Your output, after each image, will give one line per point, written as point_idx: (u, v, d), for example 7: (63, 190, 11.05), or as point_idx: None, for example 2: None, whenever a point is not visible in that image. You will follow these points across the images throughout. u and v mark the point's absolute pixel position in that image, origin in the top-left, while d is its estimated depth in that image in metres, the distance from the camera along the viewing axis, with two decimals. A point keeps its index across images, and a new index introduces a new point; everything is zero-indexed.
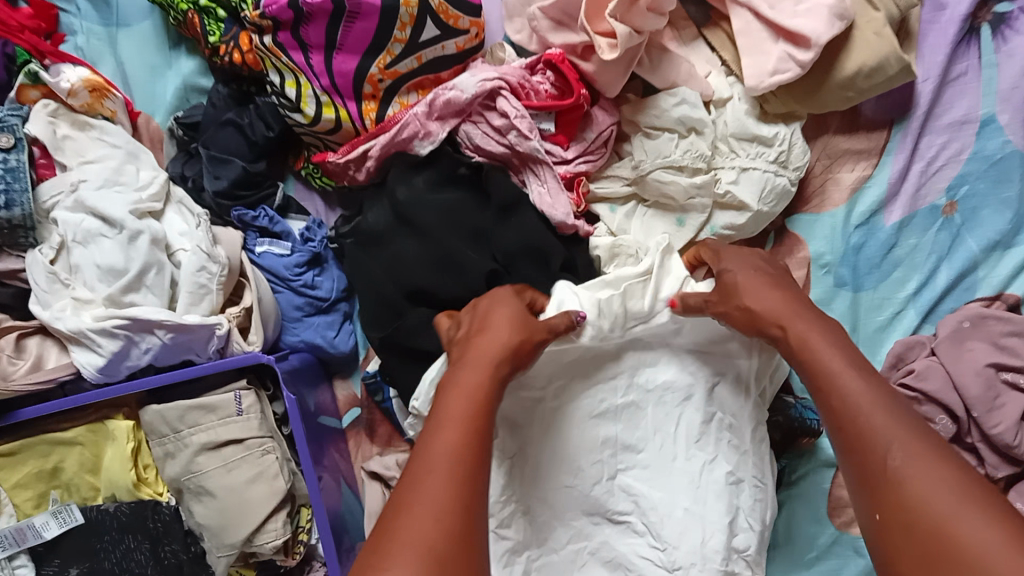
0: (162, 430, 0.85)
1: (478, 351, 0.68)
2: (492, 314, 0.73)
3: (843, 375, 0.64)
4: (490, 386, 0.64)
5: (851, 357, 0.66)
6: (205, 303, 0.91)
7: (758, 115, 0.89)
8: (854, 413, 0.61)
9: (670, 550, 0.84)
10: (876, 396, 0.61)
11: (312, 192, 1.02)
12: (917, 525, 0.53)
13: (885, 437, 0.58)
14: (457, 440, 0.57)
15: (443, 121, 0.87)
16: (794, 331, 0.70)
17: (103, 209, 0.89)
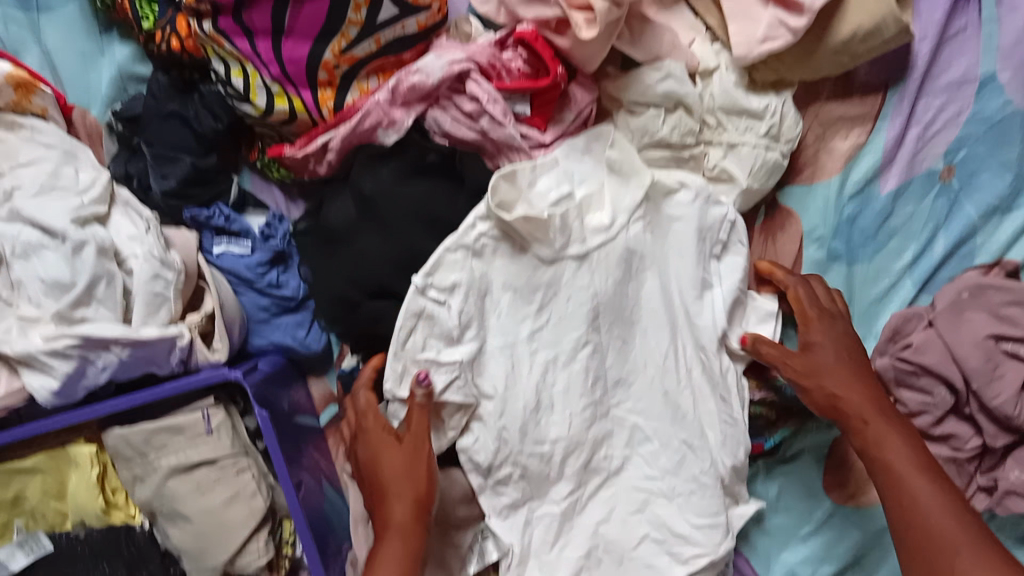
0: (128, 454, 0.80)
1: (383, 510, 0.77)
2: (382, 450, 0.80)
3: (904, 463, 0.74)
4: (409, 543, 0.75)
5: (926, 467, 0.73)
6: (163, 313, 0.84)
7: (747, 85, 0.84)
8: (921, 506, 0.70)
9: (667, 479, 0.92)
10: (941, 499, 0.71)
11: (269, 183, 0.94)
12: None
13: (953, 546, 0.67)
14: None
15: (407, 108, 0.81)
16: (864, 420, 0.77)
17: (43, 220, 0.82)
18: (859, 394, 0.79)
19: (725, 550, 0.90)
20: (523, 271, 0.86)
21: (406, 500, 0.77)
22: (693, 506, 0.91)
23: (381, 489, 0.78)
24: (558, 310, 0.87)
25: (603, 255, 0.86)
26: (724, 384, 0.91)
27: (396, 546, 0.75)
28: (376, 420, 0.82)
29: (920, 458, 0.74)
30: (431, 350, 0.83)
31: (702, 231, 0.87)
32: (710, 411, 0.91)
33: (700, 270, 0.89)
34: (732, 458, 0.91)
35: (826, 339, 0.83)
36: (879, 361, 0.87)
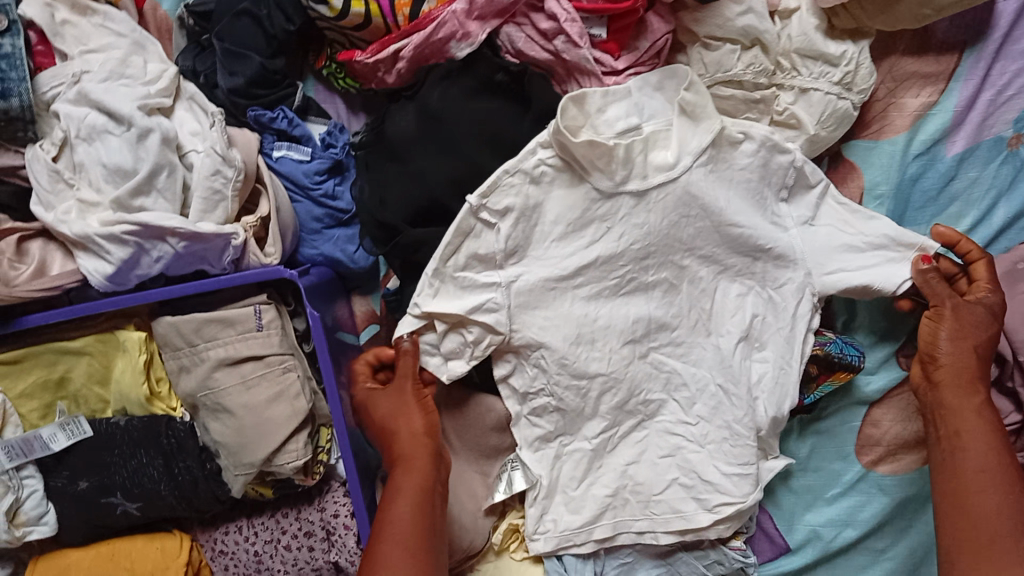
0: (177, 343, 0.80)
1: (403, 446, 0.81)
2: (376, 402, 0.85)
3: (990, 452, 0.78)
4: (429, 478, 0.79)
5: (1003, 456, 0.78)
6: (219, 211, 0.85)
7: (826, 31, 0.82)
8: (971, 464, 0.77)
9: (701, 425, 0.92)
10: (999, 464, 0.77)
11: (333, 93, 0.94)
12: (983, 550, 0.73)
13: (1017, 527, 0.73)
14: (402, 534, 0.75)
15: (484, 21, 0.80)
16: (956, 388, 0.81)
17: (109, 104, 0.82)
18: (962, 366, 0.81)
19: (753, 501, 0.90)
20: (577, 205, 0.84)
21: (409, 435, 0.81)
22: (725, 454, 0.91)
23: (388, 435, 0.82)
24: (606, 248, 0.86)
25: (664, 200, 0.84)
26: (790, 328, 0.89)
27: (414, 482, 0.78)
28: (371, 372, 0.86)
29: (1000, 451, 0.78)
30: (470, 270, 0.84)
31: (765, 174, 0.85)
32: (770, 359, 0.91)
33: (767, 215, 0.88)
34: (774, 409, 0.90)
35: (980, 313, 0.81)
36: None
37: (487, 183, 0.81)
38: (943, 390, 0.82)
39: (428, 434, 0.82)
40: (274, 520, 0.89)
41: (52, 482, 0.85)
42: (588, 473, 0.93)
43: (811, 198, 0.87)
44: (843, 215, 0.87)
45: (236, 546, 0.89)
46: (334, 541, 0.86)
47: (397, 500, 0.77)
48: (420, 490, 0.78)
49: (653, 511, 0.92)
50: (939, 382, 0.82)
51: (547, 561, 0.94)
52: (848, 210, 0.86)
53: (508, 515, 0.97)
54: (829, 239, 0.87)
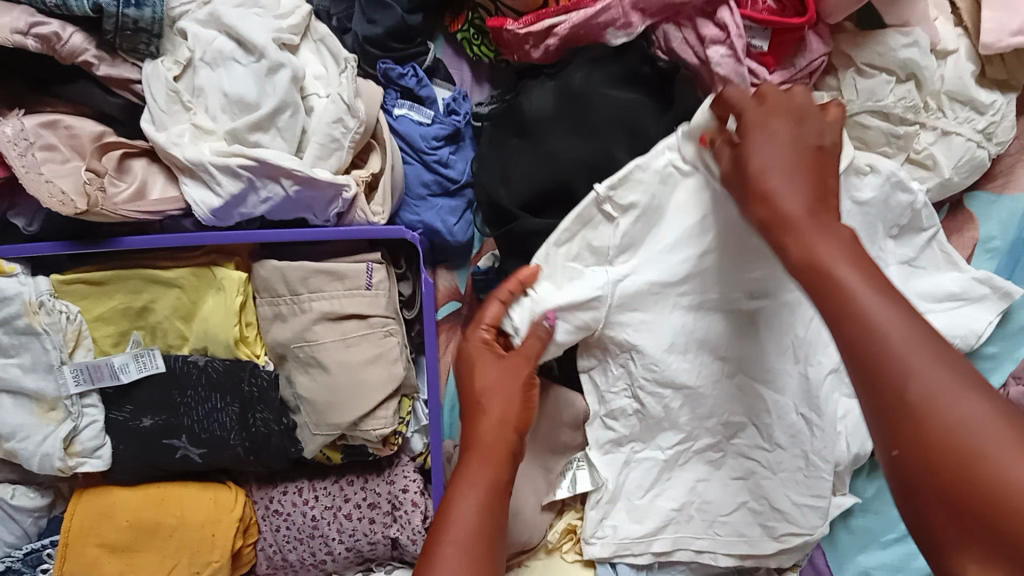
0: (279, 289, 0.77)
1: (486, 431, 0.69)
2: (479, 361, 0.73)
3: (851, 290, 0.50)
4: (502, 473, 0.68)
5: (891, 298, 0.49)
6: (333, 160, 0.82)
7: (977, 77, 0.82)
8: (878, 337, 0.47)
9: (776, 451, 0.86)
10: (877, 288, 0.50)
11: (461, 58, 0.91)
12: (944, 459, 0.44)
13: (904, 360, 0.46)
14: (473, 519, 0.64)
15: (646, 15, 0.79)
16: (785, 220, 0.56)
17: (243, 32, 0.79)
18: (799, 202, 0.56)
19: (820, 533, 0.85)
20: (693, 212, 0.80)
21: (497, 424, 0.69)
22: (797, 483, 0.85)
23: (475, 408, 0.70)
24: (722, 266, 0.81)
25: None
26: None
27: (487, 472, 0.67)
28: (484, 371, 0.72)
29: (866, 271, 0.51)
30: (580, 260, 0.82)
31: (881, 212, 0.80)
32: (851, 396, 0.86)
33: (874, 250, 0.81)
34: (860, 446, 0.86)
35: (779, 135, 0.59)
36: (1010, 389, 0.87)
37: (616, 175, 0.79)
38: (807, 237, 0.54)
39: (511, 444, 0.69)
40: (338, 487, 0.85)
41: (113, 415, 0.81)
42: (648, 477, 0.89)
43: (918, 241, 0.83)
44: (939, 261, 0.85)
45: (293, 508, 0.85)
46: (398, 517, 0.83)
47: (458, 501, 0.65)
48: (486, 499, 0.65)
49: (717, 532, 0.88)
50: (803, 229, 0.55)
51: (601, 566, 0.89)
52: (946, 258, 0.85)
53: (565, 514, 0.93)
54: (919, 284, 0.84)
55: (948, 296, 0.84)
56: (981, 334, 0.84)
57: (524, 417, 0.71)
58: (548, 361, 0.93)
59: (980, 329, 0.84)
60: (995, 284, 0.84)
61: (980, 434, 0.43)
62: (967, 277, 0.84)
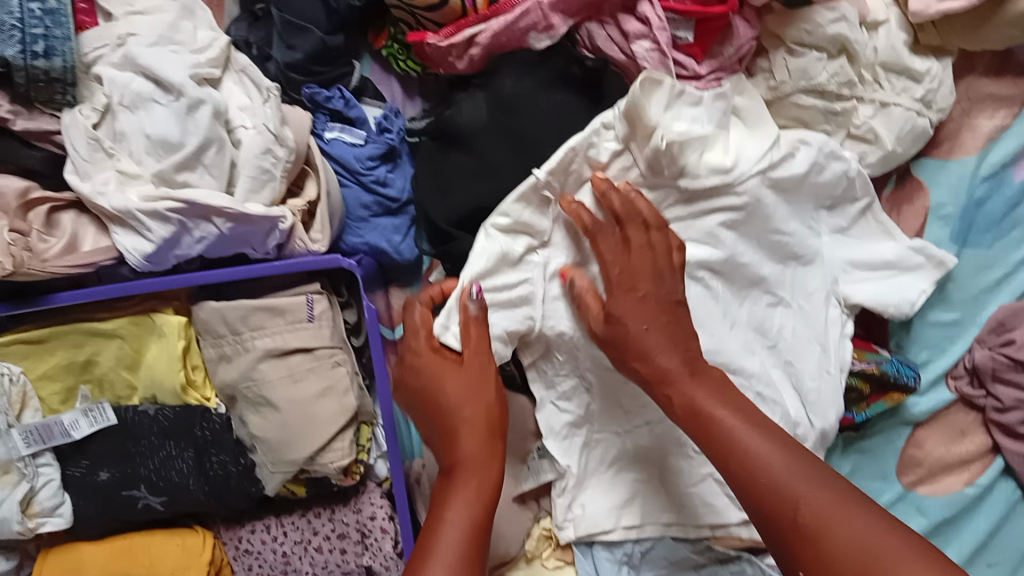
0: (220, 330, 0.75)
1: (462, 446, 0.68)
2: (442, 375, 0.71)
3: (739, 440, 0.61)
4: (485, 496, 0.66)
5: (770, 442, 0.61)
6: (266, 191, 0.80)
7: (910, 45, 0.80)
8: (777, 485, 0.57)
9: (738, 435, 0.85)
10: (761, 434, 0.61)
11: (390, 74, 0.89)
12: (841, 563, 0.53)
13: (792, 494, 0.57)
14: (455, 540, 0.63)
15: (566, 16, 0.77)
16: (670, 384, 0.66)
17: (159, 71, 0.77)
18: (678, 365, 0.66)
19: None
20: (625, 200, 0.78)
21: (481, 432, 0.68)
22: None
23: (449, 425, 0.69)
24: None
25: (732, 220, 0.80)
26: (823, 334, 0.84)
27: (470, 487, 0.66)
28: (452, 387, 0.70)
29: (746, 417, 0.62)
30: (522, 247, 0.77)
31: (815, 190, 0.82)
32: (808, 371, 0.84)
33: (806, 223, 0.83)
34: (821, 420, 0.83)
35: (633, 308, 0.68)
36: (977, 352, 0.88)
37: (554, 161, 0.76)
38: (689, 393, 0.65)
39: (491, 458, 0.68)
40: (305, 520, 0.84)
41: (70, 472, 0.79)
42: (618, 473, 0.89)
43: (852, 211, 0.84)
44: (873, 232, 0.85)
45: (262, 546, 0.84)
46: (369, 544, 0.83)
47: (450, 509, 0.64)
48: (475, 512, 0.65)
49: (684, 505, 0.87)
50: (689, 389, 0.65)
51: (577, 553, 0.90)
52: (881, 229, 0.85)
53: (540, 519, 0.93)
54: (854, 253, 0.85)
55: (883, 265, 0.85)
56: (913, 305, 0.84)
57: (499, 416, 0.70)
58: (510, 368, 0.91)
59: (912, 301, 0.84)
60: (929, 253, 0.84)
61: (881, 547, 0.52)
62: (904, 247, 0.84)
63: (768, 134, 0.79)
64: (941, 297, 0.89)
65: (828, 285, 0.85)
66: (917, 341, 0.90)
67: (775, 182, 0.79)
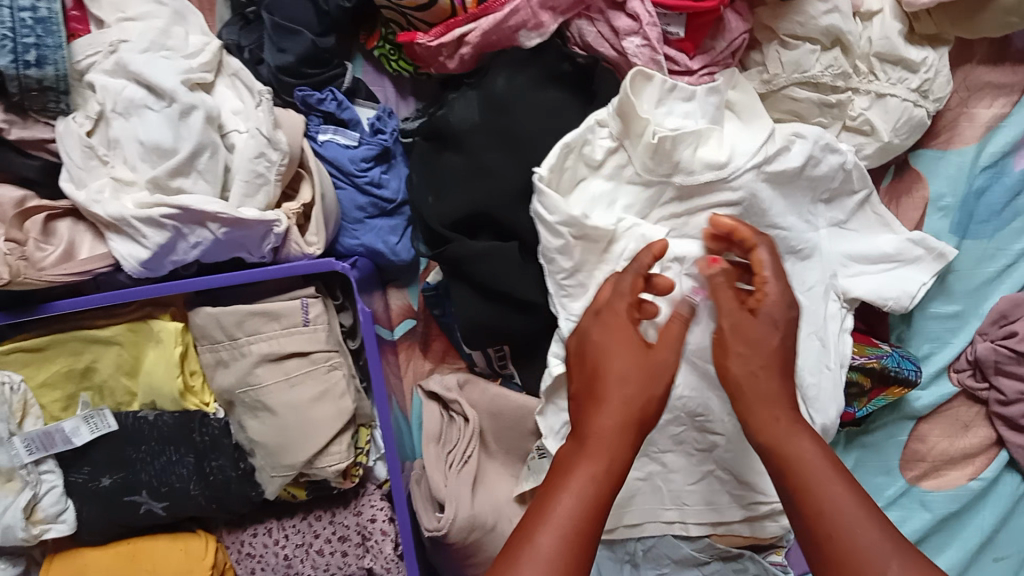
0: (216, 336, 0.76)
1: (609, 421, 0.60)
2: (614, 349, 0.63)
3: (823, 478, 0.57)
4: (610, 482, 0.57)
5: (823, 450, 0.59)
6: (261, 196, 0.80)
7: (906, 34, 0.79)
8: (858, 545, 0.53)
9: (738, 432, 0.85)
10: (854, 496, 0.56)
11: (382, 74, 0.89)
12: None
13: (872, 553, 0.53)
14: (570, 507, 0.55)
15: (556, 13, 0.76)
16: (764, 411, 0.61)
17: (150, 77, 0.77)
18: (783, 394, 0.62)
19: None
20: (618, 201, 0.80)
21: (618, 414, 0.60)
22: None
23: (593, 392, 0.61)
24: (652, 233, 0.78)
25: (729, 217, 0.79)
26: (823, 328, 0.83)
27: (592, 468, 0.58)
28: (623, 363, 0.62)
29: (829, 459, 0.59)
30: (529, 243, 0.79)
31: (813, 184, 0.81)
32: (809, 365, 0.83)
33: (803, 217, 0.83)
34: (822, 417, 0.82)
35: (759, 324, 0.63)
36: (978, 345, 0.88)
37: (551, 157, 0.76)
38: (779, 431, 0.60)
39: (629, 438, 0.60)
40: (306, 523, 0.85)
41: (72, 478, 0.80)
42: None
43: (850, 204, 0.84)
44: (873, 224, 0.85)
45: (264, 549, 0.84)
46: (370, 547, 0.83)
47: (567, 491, 0.56)
48: (602, 490, 0.56)
49: (685, 502, 0.88)
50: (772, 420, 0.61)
51: None
52: (880, 222, 0.85)
53: None
54: (851, 246, 0.84)
55: (882, 258, 0.84)
56: (910, 299, 0.84)
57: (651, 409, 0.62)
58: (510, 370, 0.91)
59: (910, 295, 0.84)
60: (928, 245, 0.83)
61: None
62: (901, 239, 0.84)
63: (762, 129, 0.78)
64: (942, 289, 0.88)
65: (827, 279, 0.83)
66: (917, 335, 0.89)
67: (769, 176, 0.78)
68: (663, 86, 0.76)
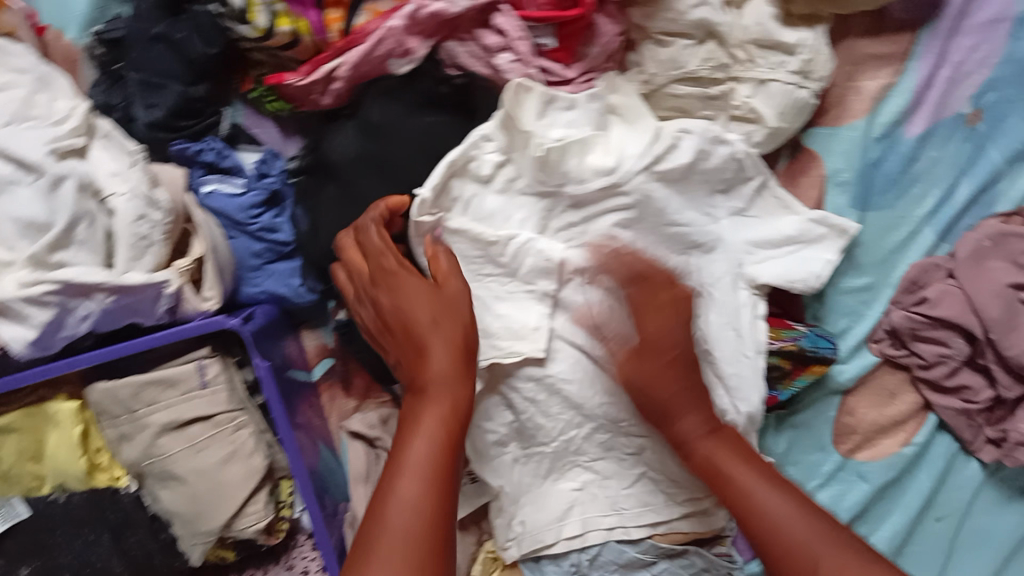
0: (113, 410, 0.73)
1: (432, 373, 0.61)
2: (408, 289, 0.65)
3: (751, 491, 0.62)
4: (449, 418, 0.59)
5: (753, 462, 0.65)
6: (149, 257, 0.76)
7: (782, 17, 0.78)
8: (790, 540, 0.58)
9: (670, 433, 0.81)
10: (770, 488, 0.62)
11: (263, 116, 0.87)
12: None
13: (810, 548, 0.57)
14: (422, 450, 0.57)
15: (424, 37, 0.75)
16: (714, 441, 0.67)
17: (12, 150, 0.71)
18: (699, 419, 0.68)
19: None
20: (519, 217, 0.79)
21: (431, 327, 0.62)
22: None
23: (403, 322, 0.64)
24: (549, 248, 0.78)
25: (624, 220, 0.79)
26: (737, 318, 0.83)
27: (441, 407, 0.60)
28: (425, 310, 0.63)
29: (759, 471, 0.64)
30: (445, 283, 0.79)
31: (708, 175, 0.80)
32: (725, 356, 0.82)
33: (700, 211, 0.83)
34: (747, 405, 0.81)
35: (668, 335, 0.68)
36: (893, 314, 0.87)
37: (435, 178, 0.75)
38: (710, 448, 0.67)
39: (463, 376, 0.61)
40: None
41: None
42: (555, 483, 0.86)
43: (746, 191, 0.83)
44: (774, 209, 0.85)
45: None
46: None
47: (419, 435, 0.58)
48: (443, 429, 0.58)
49: (623, 507, 0.84)
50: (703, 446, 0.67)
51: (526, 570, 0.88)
52: (780, 206, 0.85)
53: (484, 543, 0.93)
54: (755, 233, 0.84)
55: (787, 242, 0.83)
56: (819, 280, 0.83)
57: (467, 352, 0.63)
58: None
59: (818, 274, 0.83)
60: (830, 223, 0.83)
61: None
62: (804, 220, 0.83)
63: (648, 129, 0.78)
64: (851, 263, 0.88)
65: (734, 269, 0.83)
66: (834, 313, 0.89)
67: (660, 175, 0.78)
68: (542, 98, 0.75)
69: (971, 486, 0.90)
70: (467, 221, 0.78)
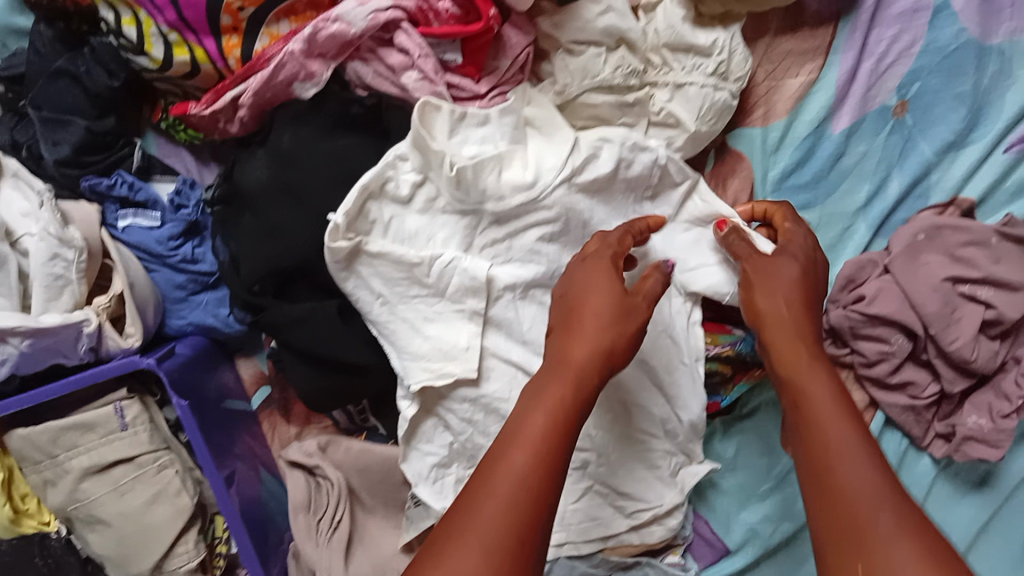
0: (35, 456, 0.72)
1: (579, 321, 0.59)
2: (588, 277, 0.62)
3: (831, 423, 0.55)
4: (587, 384, 0.56)
5: (837, 383, 0.58)
6: (66, 297, 0.74)
7: (693, 19, 0.77)
8: (845, 495, 0.51)
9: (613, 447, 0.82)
10: (853, 436, 0.54)
11: (178, 145, 0.86)
12: None
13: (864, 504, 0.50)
14: (559, 389, 0.55)
15: (326, 60, 0.73)
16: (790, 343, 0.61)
17: None
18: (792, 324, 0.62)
19: (669, 504, 0.83)
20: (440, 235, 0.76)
21: (600, 309, 0.59)
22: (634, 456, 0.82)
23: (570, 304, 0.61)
24: (475, 266, 0.74)
25: (550, 234, 0.76)
26: (670, 324, 0.81)
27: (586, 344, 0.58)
28: (603, 301, 0.60)
29: (838, 400, 0.56)
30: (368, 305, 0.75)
31: (633, 183, 0.78)
32: (664, 364, 0.81)
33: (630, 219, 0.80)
34: (688, 413, 0.81)
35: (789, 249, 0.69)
36: (832, 313, 0.83)
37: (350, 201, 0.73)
38: (809, 381, 0.58)
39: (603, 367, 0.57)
40: None
41: None
42: None
43: (675, 197, 0.82)
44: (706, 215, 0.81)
45: None
46: None
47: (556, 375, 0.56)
48: (581, 385, 0.56)
49: (569, 522, 0.83)
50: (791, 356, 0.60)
51: None
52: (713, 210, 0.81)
53: None
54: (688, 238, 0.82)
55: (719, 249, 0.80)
56: None
57: (623, 338, 0.59)
58: (372, 423, 0.88)
59: None
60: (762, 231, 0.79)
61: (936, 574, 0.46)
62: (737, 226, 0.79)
63: (566, 139, 0.76)
64: None
65: None
66: None
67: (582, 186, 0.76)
68: (451, 116, 0.73)
69: (926, 480, 0.86)
70: (390, 243, 0.75)
